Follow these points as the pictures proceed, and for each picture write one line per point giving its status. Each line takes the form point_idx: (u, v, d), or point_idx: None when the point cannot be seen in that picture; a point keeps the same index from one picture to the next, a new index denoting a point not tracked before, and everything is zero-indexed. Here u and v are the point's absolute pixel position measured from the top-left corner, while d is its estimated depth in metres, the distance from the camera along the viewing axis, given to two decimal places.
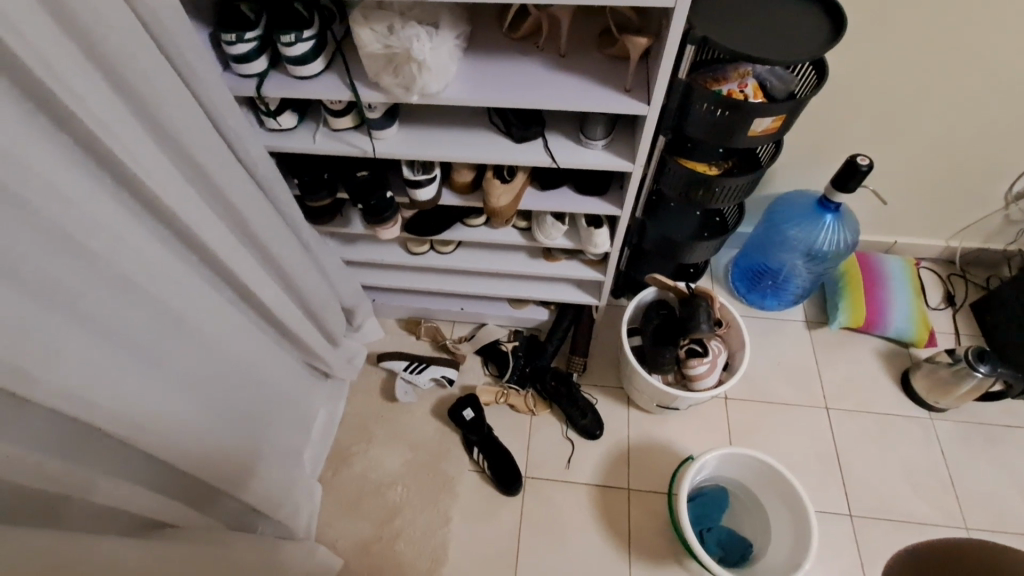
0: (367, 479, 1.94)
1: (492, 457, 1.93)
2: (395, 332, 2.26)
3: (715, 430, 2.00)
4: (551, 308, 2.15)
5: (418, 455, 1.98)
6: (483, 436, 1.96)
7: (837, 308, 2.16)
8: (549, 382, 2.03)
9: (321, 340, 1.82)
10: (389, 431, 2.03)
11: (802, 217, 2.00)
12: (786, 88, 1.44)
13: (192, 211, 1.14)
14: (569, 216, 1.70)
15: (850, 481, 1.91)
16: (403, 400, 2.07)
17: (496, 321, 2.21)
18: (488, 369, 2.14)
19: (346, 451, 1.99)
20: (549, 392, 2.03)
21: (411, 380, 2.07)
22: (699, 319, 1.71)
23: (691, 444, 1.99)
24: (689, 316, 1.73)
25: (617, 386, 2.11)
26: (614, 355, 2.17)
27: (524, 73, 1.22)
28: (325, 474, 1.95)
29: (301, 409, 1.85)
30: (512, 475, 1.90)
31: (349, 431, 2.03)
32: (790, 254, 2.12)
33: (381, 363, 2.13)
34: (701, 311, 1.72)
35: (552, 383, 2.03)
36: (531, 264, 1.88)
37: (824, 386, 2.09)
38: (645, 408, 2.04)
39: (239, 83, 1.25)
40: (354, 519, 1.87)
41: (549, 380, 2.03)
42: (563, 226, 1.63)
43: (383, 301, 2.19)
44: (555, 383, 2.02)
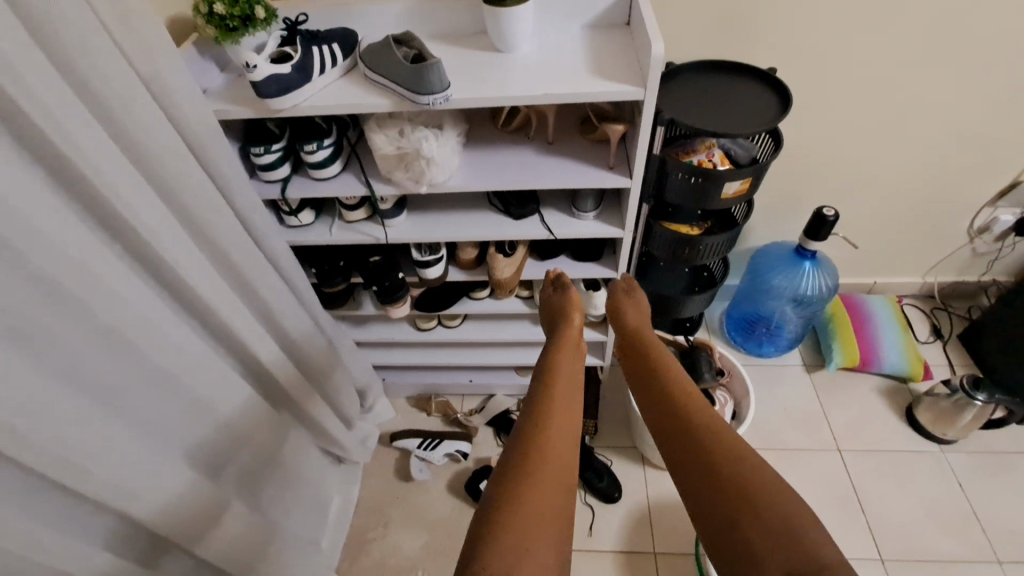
0: (387, 566, 1.89)
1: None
2: (406, 410, 2.29)
3: None
4: None
5: (438, 534, 1.95)
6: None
7: (831, 349, 2.24)
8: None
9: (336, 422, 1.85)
10: (406, 512, 2.00)
11: (783, 266, 2.14)
12: (749, 155, 1.62)
13: (227, 305, 1.24)
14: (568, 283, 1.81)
15: (875, 523, 1.89)
16: (419, 478, 2.06)
17: (505, 390, 2.26)
18: (500, 440, 2.16)
19: (364, 537, 1.95)
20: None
21: (426, 456, 2.07)
22: (702, 369, 1.80)
23: None
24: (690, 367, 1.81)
25: (630, 445, 2.12)
26: (623, 414, 2.20)
27: (519, 160, 1.38)
28: (343, 563, 1.90)
29: (319, 495, 1.84)
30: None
31: (365, 516, 2.01)
32: (778, 301, 2.23)
33: (394, 442, 2.14)
34: (703, 361, 1.81)
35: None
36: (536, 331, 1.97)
37: (832, 427, 2.12)
38: (660, 466, 2.04)
39: (266, 188, 1.41)
40: None
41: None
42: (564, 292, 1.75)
43: (394, 379, 2.25)
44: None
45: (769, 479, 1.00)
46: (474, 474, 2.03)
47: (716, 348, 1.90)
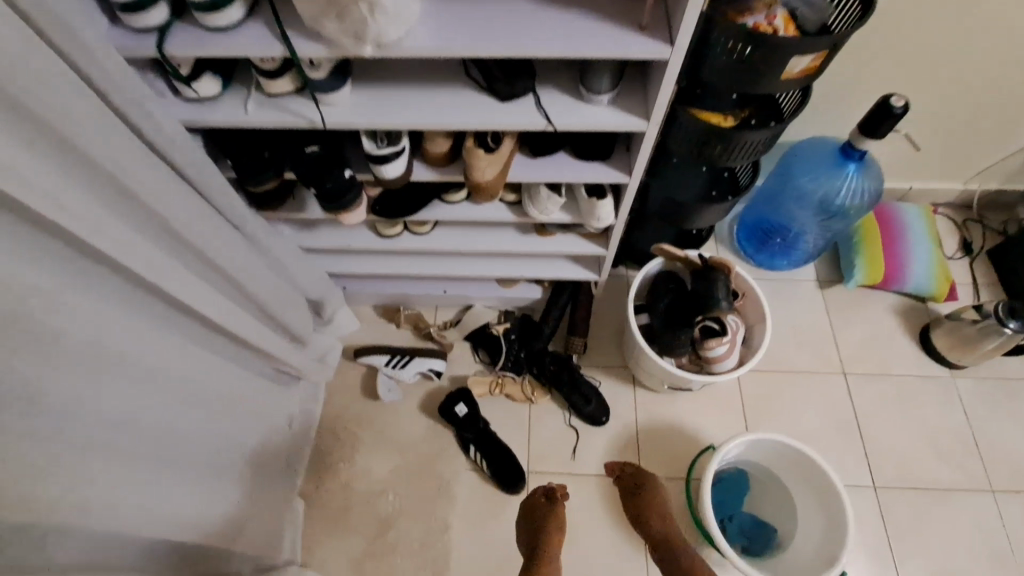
0: (355, 489, 1.76)
1: (490, 454, 1.76)
2: (372, 321, 2.03)
3: (730, 408, 1.85)
4: (545, 285, 1.94)
5: (409, 457, 1.80)
6: (479, 433, 1.78)
7: (853, 265, 1.99)
8: (547, 368, 1.84)
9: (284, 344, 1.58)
10: (374, 433, 1.83)
11: (819, 169, 1.80)
12: (819, 19, 1.19)
13: (84, 215, 0.86)
14: (566, 186, 1.44)
15: (872, 450, 1.80)
16: (387, 398, 1.86)
17: (484, 302, 2.00)
18: (478, 356, 1.94)
19: (329, 459, 1.80)
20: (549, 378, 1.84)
21: (394, 375, 1.86)
22: (719, 292, 1.52)
23: (705, 424, 1.84)
24: (704, 289, 1.53)
25: (621, 365, 1.93)
26: (616, 331, 1.98)
27: (509, 11, 0.94)
28: (306, 486, 1.76)
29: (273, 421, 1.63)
30: (514, 471, 1.74)
31: (330, 436, 1.83)
32: (801, 207, 1.94)
33: (358, 358, 1.91)
34: (720, 284, 1.52)
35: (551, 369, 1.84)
36: (522, 243, 1.63)
37: (840, 350, 1.95)
38: (654, 389, 1.87)
39: (135, 41, 0.95)
40: (344, 535, 1.70)
41: (547, 366, 1.85)
42: (561, 199, 1.38)
43: (357, 288, 1.95)
44: (553, 369, 1.84)
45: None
46: (448, 395, 1.83)
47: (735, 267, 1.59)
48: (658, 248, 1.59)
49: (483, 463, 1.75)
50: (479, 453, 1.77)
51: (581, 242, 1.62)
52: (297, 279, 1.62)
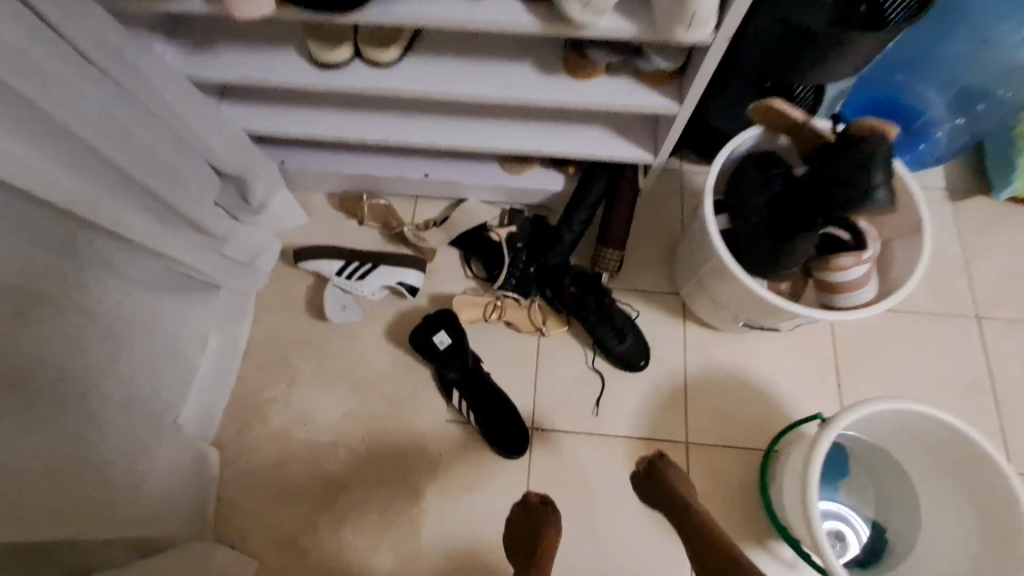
0: (290, 440, 1.27)
1: (480, 402, 1.26)
2: (323, 214, 1.46)
3: (816, 357, 1.33)
4: (571, 173, 1.33)
5: (367, 402, 1.30)
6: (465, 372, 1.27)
7: (1013, 170, 1.38)
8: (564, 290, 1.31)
9: (158, 226, 1.03)
10: (320, 366, 1.32)
11: (986, 17, 1.19)
12: None
13: None
14: None
15: (1009, 425, 1.29)
16: (339, 319, 1.33)
17: (480, 194, 1.42)
18: (470, 270, 1.40)
19: (256, 399, 1.30)
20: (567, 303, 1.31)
21: (349, 288, 1.31)
22: (870, 174, 0.86)
23: (779, 378, 1.32)
24: (839, 171, 0.90)
25: (667, 291, 1.39)
26: (663, 244, 1.42)
27: None
28: (225, 433, 1.28)
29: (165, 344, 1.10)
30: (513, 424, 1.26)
31: (258, 367, 1.32)
32: (937, 83, 1.34)
33: (299, 264, 1.35)
34: (875, 169, 0.86)
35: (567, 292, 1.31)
36: (541, 87, 0.98)
37: (974, 286, 1.39)
38: (714, 327, 1.33)
39: None
40: (273, 502, 1.23)
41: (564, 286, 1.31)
42: None
43: (300, 165, 1.37)
44: (571, 291, 1.30)
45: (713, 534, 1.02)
46: (423, 320, 1.29)
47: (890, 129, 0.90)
48: (760, 103, 0.98)
49: (470, 413, 1.26)
50: (464, 399, 1.27)
51: (638, 89, 0.99)
52: (181, 130, 1.03)
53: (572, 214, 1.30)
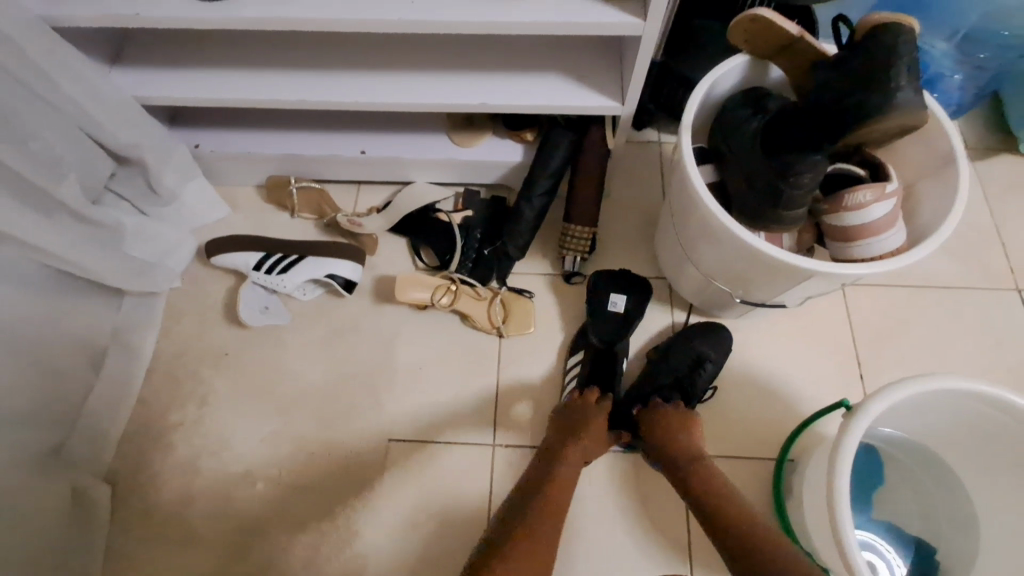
0: (197, 473, 1.03)
1: (595, 381, 1.05)
2: (249, 206, 1.26)
3: (834, 343, 1.11)
4: (530, 140, 1.15)
5: (293, 420, 1.07)
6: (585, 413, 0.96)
7: None
8: (688, 351, 1.04)
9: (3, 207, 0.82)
10: (238, 381, 1.09)
11: None
12: None
13: None
14: None
15: None
16: (261, 324, 1.11)
17: (429, 175, 1.23)
18: (420, 259, 1.19)
19: (160, 422, 1.07)
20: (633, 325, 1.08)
21: (271, 284, 1.11)
22: (894, 74, 0.66)
23: (791, 371, 1.09)
24: (850, 80, 0.69)
25: (651, 275, 1.18)
26: (643, 222, 1.22)
27: None
28: (119, 465, 1.05)
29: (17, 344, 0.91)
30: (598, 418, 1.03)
31: (165, 385, 1.10)
32: (944, 27, 1.18)
33: (214, 260, 1.14)
34: (897, 70, 0.66)
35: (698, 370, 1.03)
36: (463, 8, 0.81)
37: (1010, 255, 1.18)
38: (708, 312, 1.12)
39: None
40: (172, 550, 0.99)
41: (691, 352, 1.05)
42: None
43: (216, 149, 1.16)
44: (698, 356, 1.04)
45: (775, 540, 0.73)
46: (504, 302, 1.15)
47: (912, 21, 0.70)
48: (740, 19, 0.80)
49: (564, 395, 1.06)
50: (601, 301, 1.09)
51: (589, 5, 0.81)
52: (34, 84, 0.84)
53: (532, 184, 1.11)
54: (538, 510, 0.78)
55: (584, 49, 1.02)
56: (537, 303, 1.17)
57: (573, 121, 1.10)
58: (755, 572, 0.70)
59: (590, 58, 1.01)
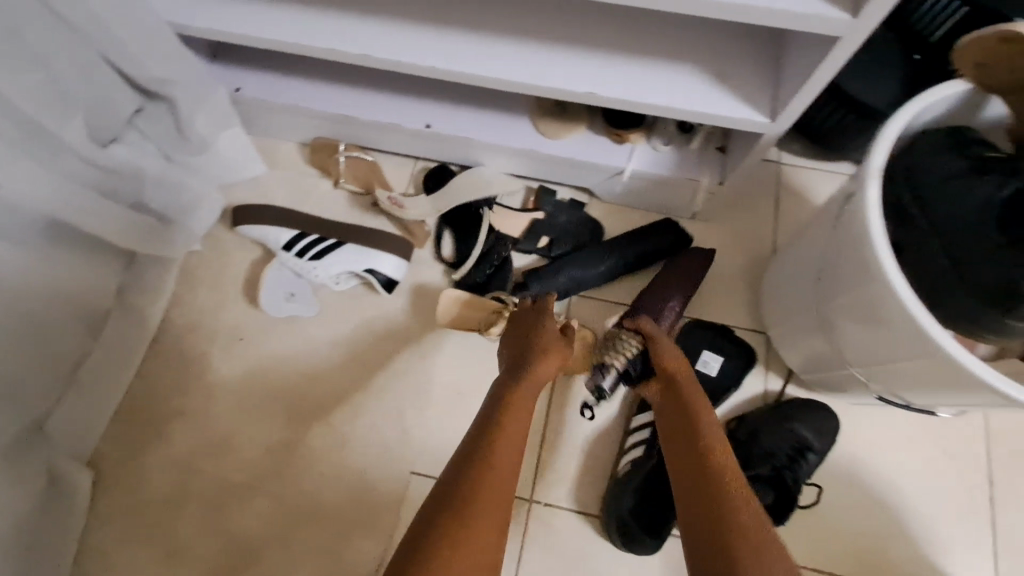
0: (194, 471, 0.91)
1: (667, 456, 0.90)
2: (288, 166, 1.08)
3: (965, 451, 0.89)
4: (631, 141, 0.94)
5: (305, 431, 0.92)
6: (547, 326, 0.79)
7: None
8: (786, 433, 0.87)
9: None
10: (249, 373, 0.95)
11: None
12: None
13: None
14: None
15: None
16: (285, 312, 0.96)
17: (501, 163, 1.03)
18: (465, 267, 0.98)
19: (160, 406, 0.94)
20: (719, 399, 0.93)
21: (300, 270, 0.94)
22: None
23: (904, 476, 0.89)
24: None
25: (746, 328, 0.98)
26: (746, 260, 1.02)
27: None
28: (109, 447, 0.92)
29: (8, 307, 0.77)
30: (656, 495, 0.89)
31: (169, 363, 0.96)
32: None
33: (241, 228, 0.98)
34: None
35: (799, 461, 0.87)
36: None
37: None
38: (812, 387, 0.92)
39: None
40: (155, 557, 0.87)
41: (789, 433, 0.88)
42: None
43: (258, 95, 0.98)
44: (799, 443, 0.87)
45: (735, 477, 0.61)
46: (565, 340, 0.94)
47: None
48: (974, 40, 0.60)
49: (621, 476, 0.89)
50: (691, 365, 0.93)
51: None
52: None
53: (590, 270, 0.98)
54: (492, 449, 0.60)
55: (735, 41, 0.79)
56: (604, 339, 0.99)
57: (646, 230, 1.01)
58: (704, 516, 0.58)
59: (738, 56, 0.78)
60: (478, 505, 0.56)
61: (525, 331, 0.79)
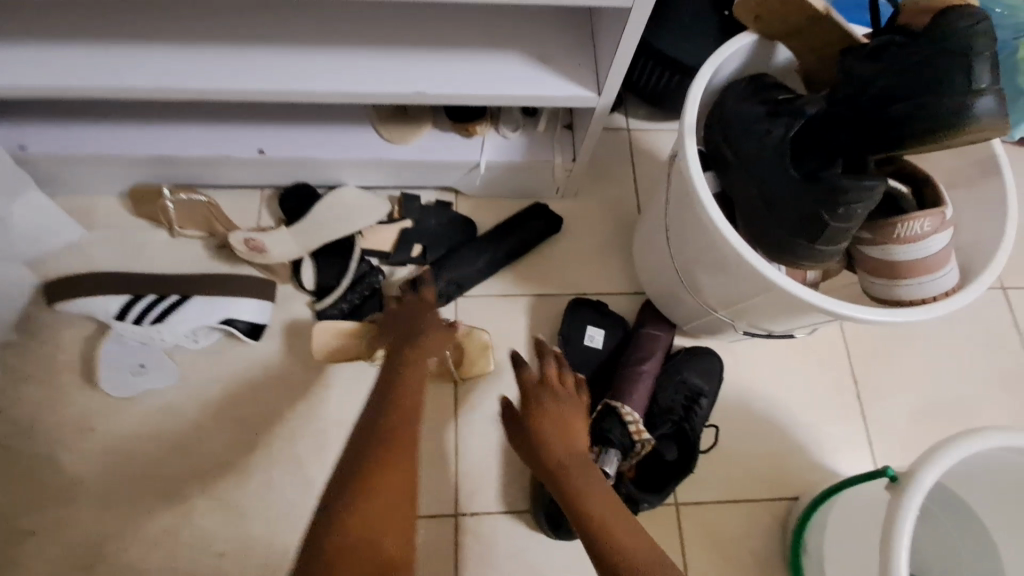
0: None
1: None
2: (112, 224, 0.96)
3: (830, 360, 0.99)
4: (480, 133, 0.93)
5: (193, 512, 0.82)
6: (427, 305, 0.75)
7: None
8: (678, 385, 0.91)
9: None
10: (109, 465, 0.83)
11: None
12: None
13: None
14: None
15: None
16: (140, 387, 0.85)
17: (354, 178, 0.98)
18: (326, 299, 0.92)
19: (4, 531, 0.80)
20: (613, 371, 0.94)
21: (145, 337, 0.84)
22: (964, 79, 0.51)
23: (786, 396, 0.97)
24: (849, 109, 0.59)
25: (628, 293, 1.01)
26: (615, 229, 1.05)
27: None
28: None
29: None
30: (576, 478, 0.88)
31: (6, 479, 0.82)
32: None
33: (63, 305, 0.85)
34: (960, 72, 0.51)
35: (694, 408, 0.90)
36: None
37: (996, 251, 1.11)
38: (695, 335, 0.97)
39: None
40: None
41: (681, 384, 0.92)
42: None
43: (50, 150, 0.85)
44: (691, 390, 0.91)
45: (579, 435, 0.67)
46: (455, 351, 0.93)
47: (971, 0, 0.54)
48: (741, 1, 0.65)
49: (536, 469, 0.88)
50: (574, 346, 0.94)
51: None
52: None
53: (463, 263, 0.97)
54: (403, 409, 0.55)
55: (551, 19, 0.79)
56: (497, 334, 0.98)
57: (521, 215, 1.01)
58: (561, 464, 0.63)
59: (556, 34, 0.79)
60: (392, 461, 0.50)
61: (408, 321, 0.72)
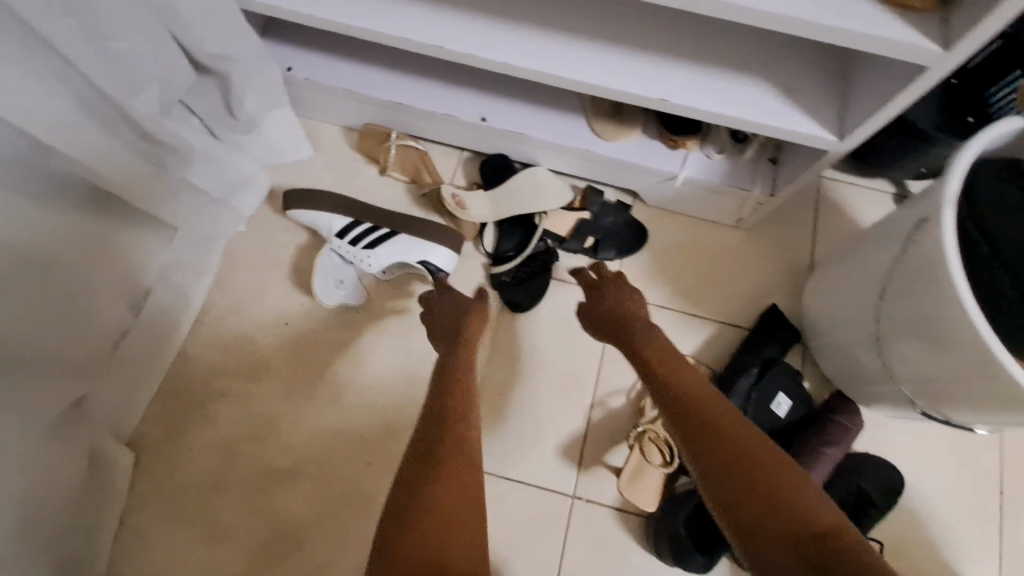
0: (235, 454, 0.90)
1: None
2: (333, 150, 1.07)
3: (982, 461, 0.94)
4: (688, 148, 0.94)
5: (351, 418, 0.92)
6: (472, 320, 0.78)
7: None
8: (850, 486, 0.90)
9: (54, 112, 0.66)
10: (293, 357, 0.95)
11: None
12: None
13: None
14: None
15: None
16: (330, 297, 0.94)
17: (552, 161, 1.03)
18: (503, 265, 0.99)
19: (201, 388, 0.93)
20: (791, 444, 0.91)
21: (352, 257, 0.94)
22: None
23: (923, 483, 0.94)
24: None
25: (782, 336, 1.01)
26: (783, 270, 1.05)
27: None
28: (150, 426, 0.91)
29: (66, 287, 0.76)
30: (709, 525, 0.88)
31: (212, 344, 0.95)
32: None
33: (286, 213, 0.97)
34: None
35: (858, 514, 0.89)
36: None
37: None
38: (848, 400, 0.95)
39: None
40: (198, 538, 0.87)
41: (851, 485, 0.90)
42: None
43: (311, 77, 0.95)
44: (860, 495, 0.90)
45: (712, 395, 0.62)
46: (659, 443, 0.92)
47: None
48: None
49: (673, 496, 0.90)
50: (761, 400, 0.91)
51: (877, 13, 0.62)
52: None
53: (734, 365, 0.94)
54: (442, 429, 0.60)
55: (805, 58, 0.81)
56: None
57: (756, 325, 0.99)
58: (709, 445, 0.56)
59: (807, 74, 0.80)
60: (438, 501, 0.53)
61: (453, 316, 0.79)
